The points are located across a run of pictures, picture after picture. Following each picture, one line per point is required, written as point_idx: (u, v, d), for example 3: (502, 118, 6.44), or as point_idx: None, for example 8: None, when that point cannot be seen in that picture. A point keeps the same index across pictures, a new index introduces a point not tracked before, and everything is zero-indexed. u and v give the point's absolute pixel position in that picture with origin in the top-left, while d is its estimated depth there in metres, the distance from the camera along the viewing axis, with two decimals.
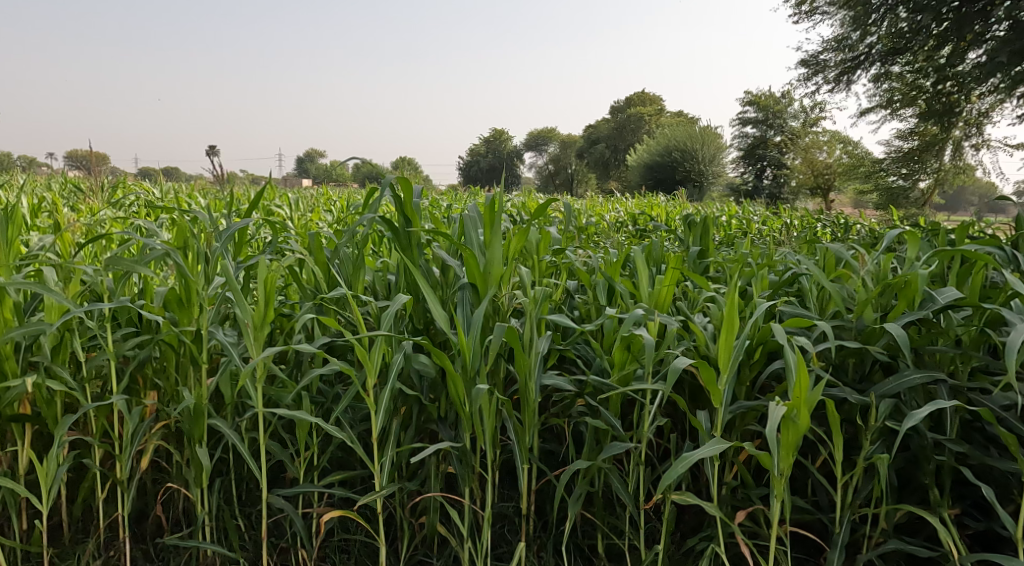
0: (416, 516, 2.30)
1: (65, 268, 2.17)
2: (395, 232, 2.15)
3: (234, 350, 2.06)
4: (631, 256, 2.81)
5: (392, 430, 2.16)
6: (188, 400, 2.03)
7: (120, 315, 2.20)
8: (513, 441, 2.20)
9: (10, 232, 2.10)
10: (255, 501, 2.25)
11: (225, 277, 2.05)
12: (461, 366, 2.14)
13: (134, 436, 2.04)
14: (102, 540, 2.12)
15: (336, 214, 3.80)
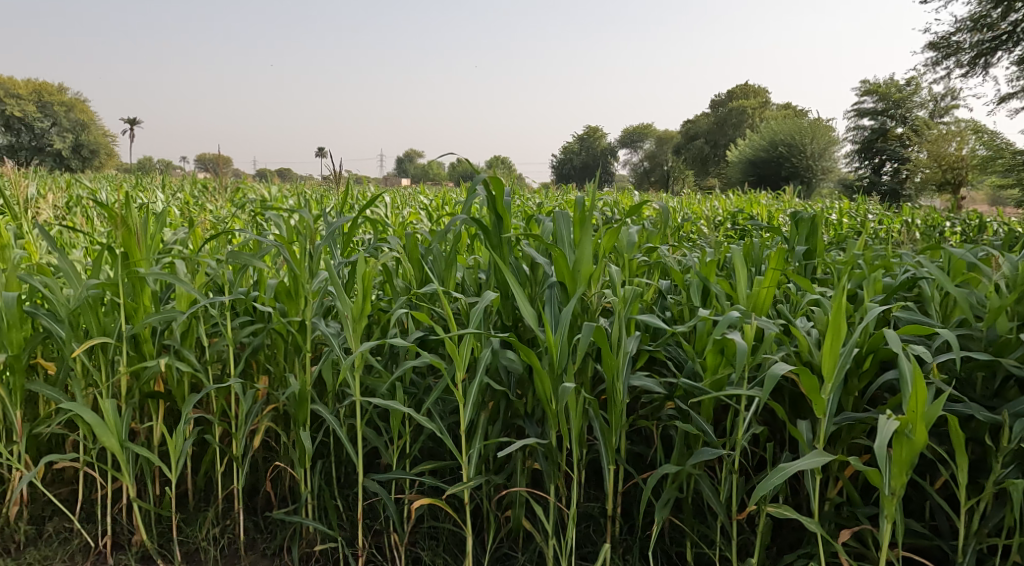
0: (502, 510, 2.34)
1: (194, 262, 2.40)
2: (486, 230, 2.21)
3: (335, 341, 2.20)
4: (728, 254, 2.70)
5: (479, 423, 2.22)
6: (293, 385, 2.19)
7: (238, 305, 2.41)
8: (599, 441, 2.19)
9: (150, 229, 2.36)
10: (352, 484, 2.38)
11: (329, 272, 2.19)
12: (548, 363, 2.16)
13: (247, 417, 2.23)
14: (221, 509, 2.35)
15: (431, 211, 3.94)
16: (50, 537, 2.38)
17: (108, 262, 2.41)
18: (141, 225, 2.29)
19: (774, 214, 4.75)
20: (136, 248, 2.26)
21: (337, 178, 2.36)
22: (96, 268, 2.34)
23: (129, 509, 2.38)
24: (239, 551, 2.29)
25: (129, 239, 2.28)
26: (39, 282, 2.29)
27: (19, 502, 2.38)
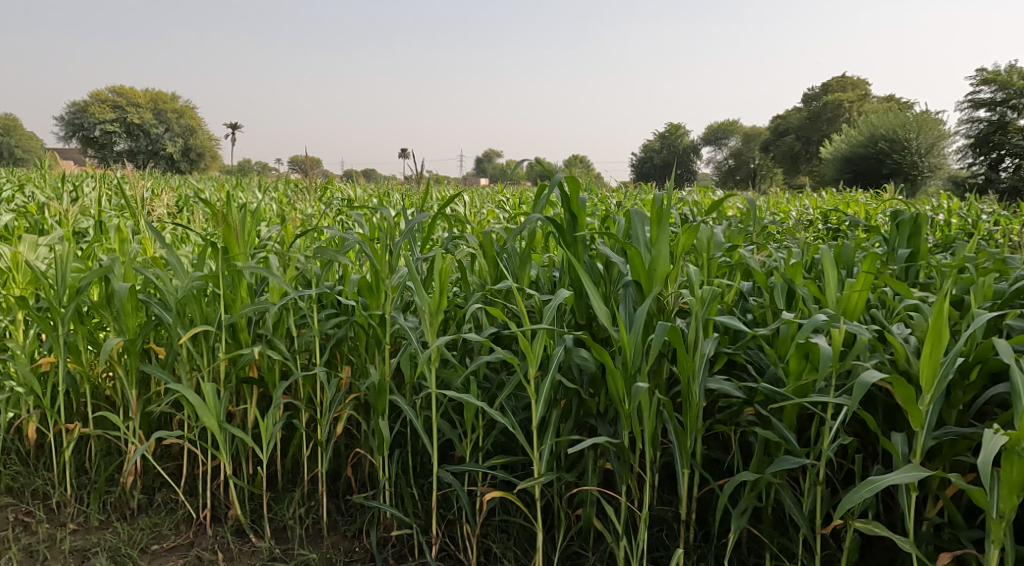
0: (573, 508, 2.34)
1: (285, 257, 2.54)
2: (561, 228, 2.21)
3: (413, 334, 2.26)
4: (817, 256, 2.57)
5: (551, 420, 2.22)
6: (373, 375, 2.28)
7: (324, 298, 2.53)
8: (673, 444, 2.14)
9: (247, 225, 2.52)
10: (428, 474, 2.45)
11: (408, 268, 2.26)
12: (622, 363, 2.14)
13: (331, 405, 2.33)
14: (306, 491, 2.48)
15: (508, 211, 3.98)
16: (159, 506, 2.59)
17: (210, 256, 2.58)
18: (239, 221, 2.45)
19: (873, 215, 4.48)
20: (234, 243, 2.41)
21: (417, 177, 2.43)
22: (200, 261, 2.52)
23: (226, 486, 2.55)
24: (322, 531, 2.41)
25: (228, 234, 2.44)
26: (151, 274, 2.48)
27: (133, 473, 2.59)
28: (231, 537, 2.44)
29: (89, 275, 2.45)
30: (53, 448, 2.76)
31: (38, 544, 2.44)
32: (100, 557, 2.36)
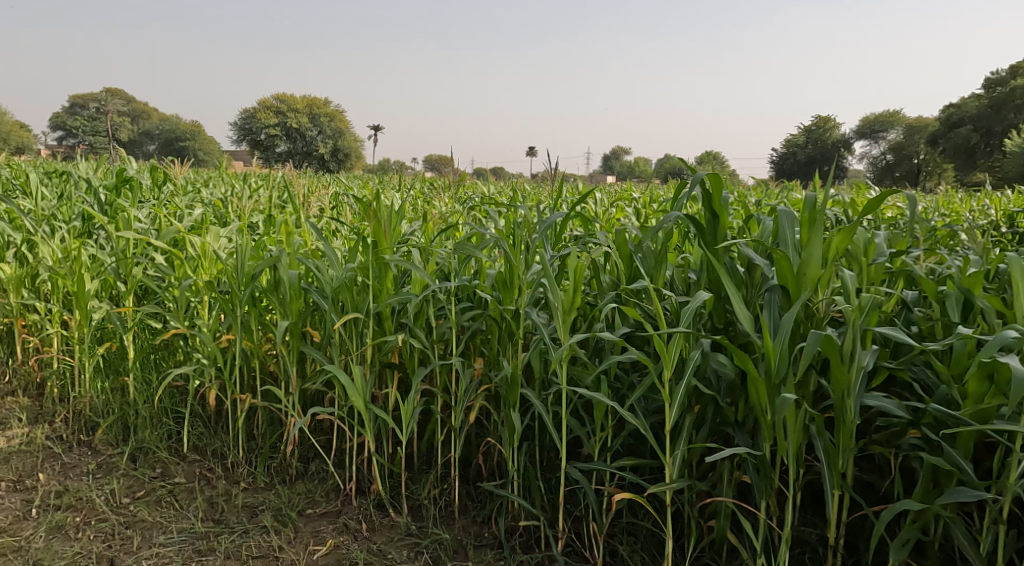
0: (705, 518, 2.29)
1: (426, 251, 2.66)
2: (700, 228, 2.14)
3: (546, 330, 2.29)
4: (997, 265, 2.33)
5: (685, 426, 2.17)
6: (507, 368, 2.34)
7: (462, 292, 2.64)
8: (822, 463, 2.03)
9: (392, 219, 2.66)
10: (555, 469, 2.49)
11: (542, 264, 2.29)
12: (765, 371, 2.05)
13: (465, 394, 2.41)
14: (440, 474, 2.60)
15: (641, 209, 3.94)
16: (312, 475, 2.82)
17: (360, 250, 2.75)
18: (388, 217, 2.61)
19: None
20: (383, 237, 2.56)
21: (553, 175, 2.46)
22: (352, 254, 2.70)
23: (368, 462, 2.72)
24: (455, 514, 2.53)
25: (378, 229, 2.61)
26: (311, 263, 2.69)
27: (293, 442, 2.82)
28: (373, 510, 2.61)
29: (262, 264, 2.69)
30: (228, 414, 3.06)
31: (217, 497, 2.72)
32: (266, 514, 2.59)
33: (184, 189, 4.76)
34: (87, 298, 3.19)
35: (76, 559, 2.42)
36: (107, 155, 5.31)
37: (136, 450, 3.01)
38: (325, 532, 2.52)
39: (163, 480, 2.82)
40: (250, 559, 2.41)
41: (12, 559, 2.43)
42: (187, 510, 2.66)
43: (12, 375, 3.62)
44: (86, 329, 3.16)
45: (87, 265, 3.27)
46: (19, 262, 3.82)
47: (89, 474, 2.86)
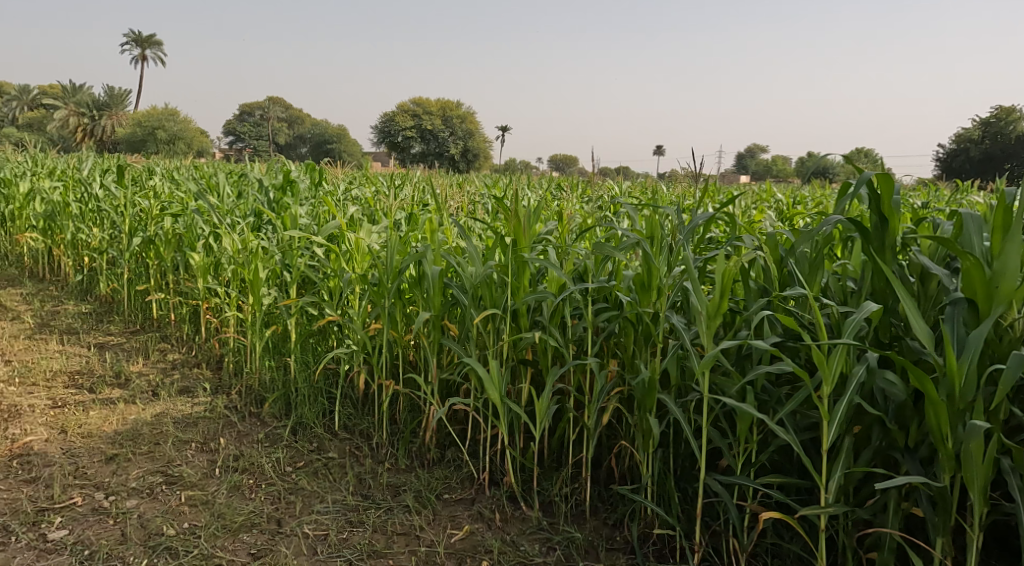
0: (864, 548, 2.23)
1: (562, 252, 2.81)
2: (867, 233, 2.06)
3: (687, 335, 2.29)
4: None
5: (845, 448, 2.11)
6: (645, 371, 2.38)
7: (598, 292, 2.75)
8: (1017, 503, 1.92)
9: (532, 216, 2.82)
10: (691, 479, 2.56)
11: (685, 266, 2.29)
12: (948, 394, 1.97)
13: (599, 393, 2.50)
14: (571, 475, 2.83)
15: (785, 211, 3.85)
16: (449, 461, 3.17)
17: (499, 249, 2.98)
18: (527, 218, 2.78)
19: None
20: (522, 238, 2.75)
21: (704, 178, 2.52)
22: (492, 253, 2.91)
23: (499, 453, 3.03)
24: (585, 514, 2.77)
25: (518, 229, 2.79)
26: (453, 260, 2.92)
27: (431, 430, 3.19)
28: (505, 500, 2.91)
29: (409, 260, 2.97)
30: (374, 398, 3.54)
31: (365, 474, 3.11)
32: (408, 494, 2.92)
33: (339, 184, 5.17)
34: (260, 286, 3.76)
35: (250, 519, 2.78)
36: (273, 157, 5.92)
37: (297, 423, 3.52)
38: (461, 518, 2.81)
39: (319, 454, 3.26)
40: (394, 535, 2.71)
41: (199, 513, 2.81)
42: (341, 483, 3.04)
43: (199, 351, 4.51)
44: (257, 313, 3.75)
45: (261, 257, 3.84)
46: (206, 253, 4.53)
47: (259, 442, 3.35)
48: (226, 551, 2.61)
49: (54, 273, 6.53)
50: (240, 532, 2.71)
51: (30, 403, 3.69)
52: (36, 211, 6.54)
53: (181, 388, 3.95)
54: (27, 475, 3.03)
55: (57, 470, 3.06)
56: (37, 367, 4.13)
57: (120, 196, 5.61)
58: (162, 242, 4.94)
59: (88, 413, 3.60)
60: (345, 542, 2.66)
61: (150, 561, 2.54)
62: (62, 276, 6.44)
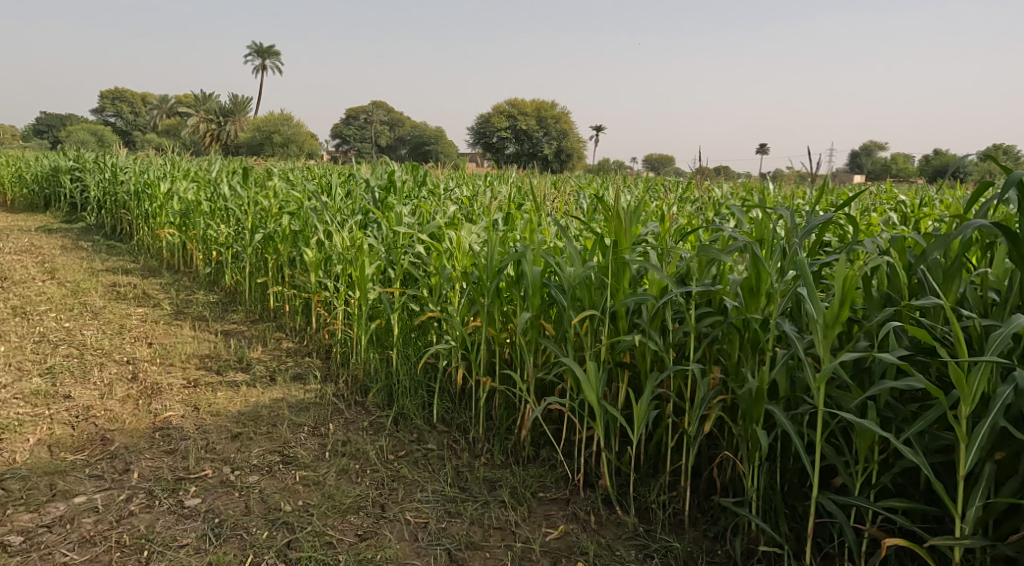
0: None
1: (665, 253, 2.78)
2: (1015, 241, 1.98)
3: (802, 344, 2.28)
4: None
5: (984, 476, 2.06)
6: (753, 381, 2.41)
7: (701, 296, 2.72)
8: None
9: (637, 214, 2.80)
10: (803, 497, 2.51)
11: (800, 270, 2.27)
12: None
13: (701, 401, 2.54)
14: (668, 483, 2.81)
15: (905, 212, 3.65)
16: (543, 461, 3.21)
17: (599, 249, 2.96)
18: (628, 218, 2.75)
19: None
20: (623, 238, 2.73)
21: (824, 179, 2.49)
22: (592, 254, 2.91)
23: (594, 455, 3.03)
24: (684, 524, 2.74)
25: (619, 229, 2.77)
26: (553, 261, 2.96)
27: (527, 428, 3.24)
28: (600, 504, 2.91)
29: (509, 259, 3.04)
30: (471, 394, 3.61)
31: (462, 467, 3.22)
32: (504, 490, 3.01)
33: (441, 183, 5.28)
34: (366, 281, 3.94)
35: (357, 502, 2.97)
36: (377, 156, 6.12)
37: (398, 414, 3.68)
38: (556, 517, 2.87)
39: (418, 444, 3.40)
40: (491, 529, 2.82)
41: (312, 493, 3.03)
42: (439, 474, 3.17)
43: (309, 340, 4.77)
44: (364, 306, 3.93)
45: (367, 253, 4.03)
46: (317, 248, 4.78)
47: (364, 430, 3.54)
48: (336, 530, 2.80)
49: (186, 265, 7.11)
50: (348, 513, 2.90)
51: (168, 382, 4.08)
52: (174, 209, 7.11)
53: (295, 374, 4.24)
54: (168, 447, 3.36)
55: (192, 443, 3.38)
56: (175, 351, 4.55)
57: (243, 195, 6.02)
58: (279, 238, 5.24)
59: (216, 394, 3.93)
60: (444, 532, 2.80)
61: (270, 533, 2.77)
62: (193, 268, 6.97)
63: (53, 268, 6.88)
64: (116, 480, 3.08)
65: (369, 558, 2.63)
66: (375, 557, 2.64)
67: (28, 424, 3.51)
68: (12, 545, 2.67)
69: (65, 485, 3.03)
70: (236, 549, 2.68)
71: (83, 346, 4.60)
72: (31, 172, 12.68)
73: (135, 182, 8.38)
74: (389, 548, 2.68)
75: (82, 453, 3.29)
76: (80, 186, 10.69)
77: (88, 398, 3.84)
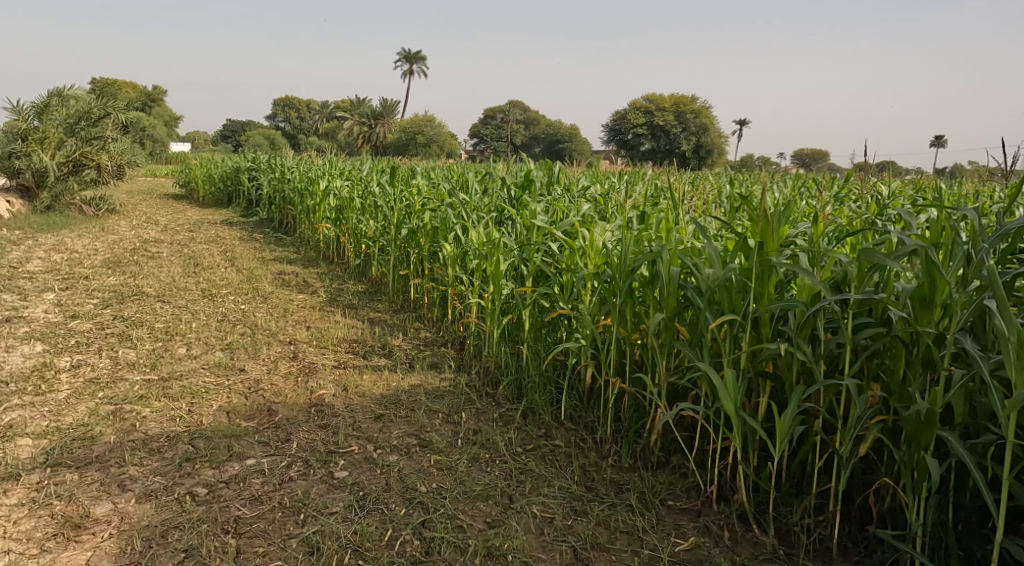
0: None
1: (817, 256, 2.59)
2: None
3: (988, 363, 2.11)
4: None
5: None
6: (923, 402, 2.25)
7: (860, 305, 2.53)
8: None
9: (789, 213, 2.61)
10: (985, 540, 2.30)
11: (989, 282, 2.08)
12: None
13: (857, 422, 2.38)
14: (813, 505, 2.62)
15: None
16: (673, 469, 3.09)
17: (741, 250, 2.80)
18: (777, 219, 2.57)
19: None
20: (771, 240, 2.56)
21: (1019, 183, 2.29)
22: (733, 255, 2.77)
23: (730, 468, 2.88)
24: (832, 553, 2.56)
25: (766, 230, 2.59)
26: (690, 261, 2.83)
27: (657, 433, 3.13)
28: (736, 519, 2.77)
29: (644, 259, 2.95)
30: (600, 393, 3.54)
31: (589, 466, 3.17)
32: (632, 494, 2.93)
33: (576, 180, 5.24)
34: (501, 277, 3.98)
35: (487, 490, 2.99)
36: (514, 154, 6.18)
37: (527, 408, 3.69)
38: (685, 528, 2.75)
39: (546, 440, 3.38)
40: (617, 532, 2.75)
41: (445, 476, 3.09)
42: (566, 471, 3.13)
43: (446, 331, 4.91)
44: (497, 301, 3.97)
45: (502, 250, 4.08)
46: (456, 242, 4.90)
47: (494, 421, 3.58)
48: (467, 514, 2.85)
49: (340, 257, 7.55)
50: (478, 500, 2.93)
51: (323, 363, 4.34)
52: (331, 205, 7.55)
53: (431, 362, 4.36)
54: (321, 422, 3.56)
55: (342, 420, 3.55)
56: (328, 335, 4.82)
57: (392, 192, 6.29)
58: (421, 233, 5.42)
59: (363, 376, 4.12)
60: (570, 529, 2.76)
61: (408, 511, 2.85)
62: (346, 260, 7.38)
63: (232, 256, 7.56)
64: (279, 448, 3.30)
65: (498, 547, 2.65)
66: (502, 546, 2.66)
67: (213, 392, 3.86)
68: (198, 495, 2.94)
69: (239, 448, 3.28)
70: (378, 522, 2.79)
71: (255, 326, 5.00)
72: (217, 172, 14.00)
73: (300, 180, 9.01)
74: (516, 538, 2.69)
75: (253, 421, 3.56)
76: (254, 184, 11.68)
77: (258, 372, 4.16)
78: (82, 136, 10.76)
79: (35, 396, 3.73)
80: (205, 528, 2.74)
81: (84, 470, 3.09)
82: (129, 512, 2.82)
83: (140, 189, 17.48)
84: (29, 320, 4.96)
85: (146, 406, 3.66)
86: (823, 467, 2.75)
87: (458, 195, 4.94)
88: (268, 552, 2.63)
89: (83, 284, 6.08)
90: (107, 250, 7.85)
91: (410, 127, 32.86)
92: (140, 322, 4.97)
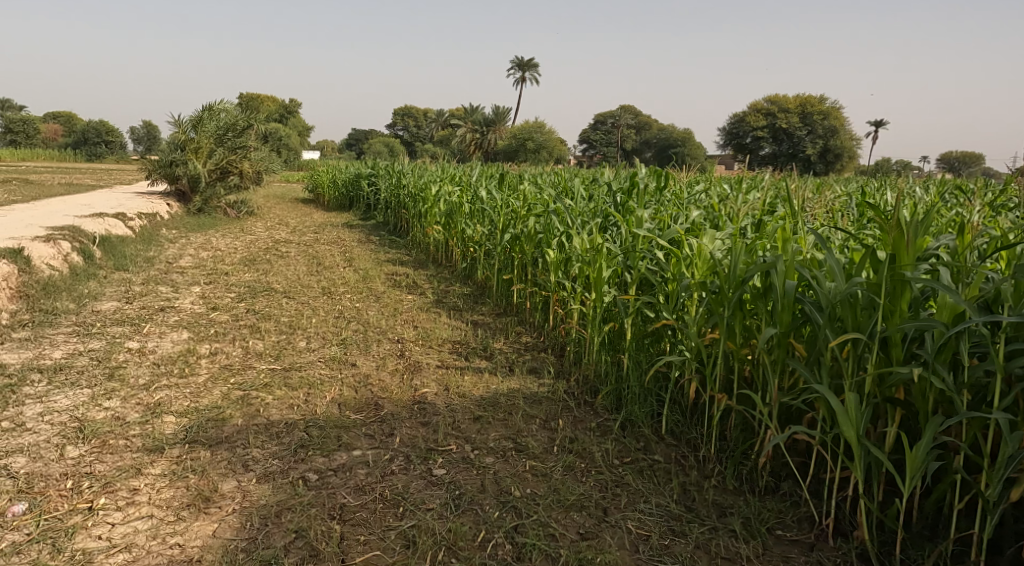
0: None
1: (961, 272, 2.35)
2: None
3: None
4: None
5: None
6: None
7: (1012, 328, 2.28)
8: None
9: (928, 223, 2.38)
10: None
11: None
12: None
13: (1009, 463, 2.15)
14: (950, 552, 2.37)
15: None
16: (784, 496, 2.89)
17: (868, 262, 2.58)
18: (914, 229, 2.34)
19: None
20: (906, 252, 2.34)
21: None
22: (860, 268, 2.55)
23: (850, 501, 2.66)
24: None
25: (900, 241, 2.37)
26: (809, 274, 2.64)
27: (767, 456, 2.93)
28: (856, 558, 2.55)
29: (757, 269, 2.77)
30: (703, 409, 3.37)
31: (690, 485, 3.01)
32: (736, 519, 2.75)
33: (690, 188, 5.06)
34: (602, 283, 3.90)
35: (581, 501, 2.90)
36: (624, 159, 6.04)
37: (625, 420, 3.56)
38: (795, 562, 2.56)
39: (644, 454, 3.25)
40: (718, 558, 2.59)
41: (539, 483, 3.03)
42: (665, 488, 2.99)
43: (547, 336, 4.85)
44: (598, 308, 3.88)
45: (604, 256, 3.98)
46: (560, 248, 4.83)
47: (591, 431, 3.48)
48: (560, 523, 2.77)
49: (449, 261, 7.65)
50: (571, 510, 2.85)
51: (427, 362, 4.38)
52: (440, 209, 7.68)
53: (531, 367, 4.31)
54: (423, 419, 3.58)
55: (442, 419, 3.56)
56: (434, 336, 4.86)
57: (500, 197, 6.30)
58: (524, 238, 5.39)
59: (464, 378, 4.12)
60: (667, 550, 2.63)
61: (501, 514, 2.81)
62: (454, 262, 7.46)
63: (349, 256, 7.82)
64: (384, 441, 3.35)
65: (589, 560, 2.56)
66: (594, 559, 2.56)
67: (328, 384, 3.97)
68: (310, 480, 3.01)
69: (348, 439, 3.35)
70: (472, 522, 2.76)
71: (367, 323, 5.13)
72: (340, 176, 14.62)
73: (414, 184, 9.23)
74: (610, 553, 2.59)
75: (361, 414, 3.63)
76: (372, 188, 12.09)
77: (368, 367, 4.25)
78: (230, 146, 11.45)
79: (180, 378, 3.96)
80: (314, 512, 2.80)
81: (215, 449, 3.24)
82: (250, 491, 2.93)
83: (272, 193, 18.54)
84: (178, 309, 5.32)
85: (269, 393, 3.81)
86: (964, 509, 2.49)
87: (562, 201, 4.88)
88: (369, 541, 2.66)
89: (222, 278, 6.47)
90: (246, 248, 8.34)
91: (521, 133, 33.12)
92: (267, 315, 5.21)
